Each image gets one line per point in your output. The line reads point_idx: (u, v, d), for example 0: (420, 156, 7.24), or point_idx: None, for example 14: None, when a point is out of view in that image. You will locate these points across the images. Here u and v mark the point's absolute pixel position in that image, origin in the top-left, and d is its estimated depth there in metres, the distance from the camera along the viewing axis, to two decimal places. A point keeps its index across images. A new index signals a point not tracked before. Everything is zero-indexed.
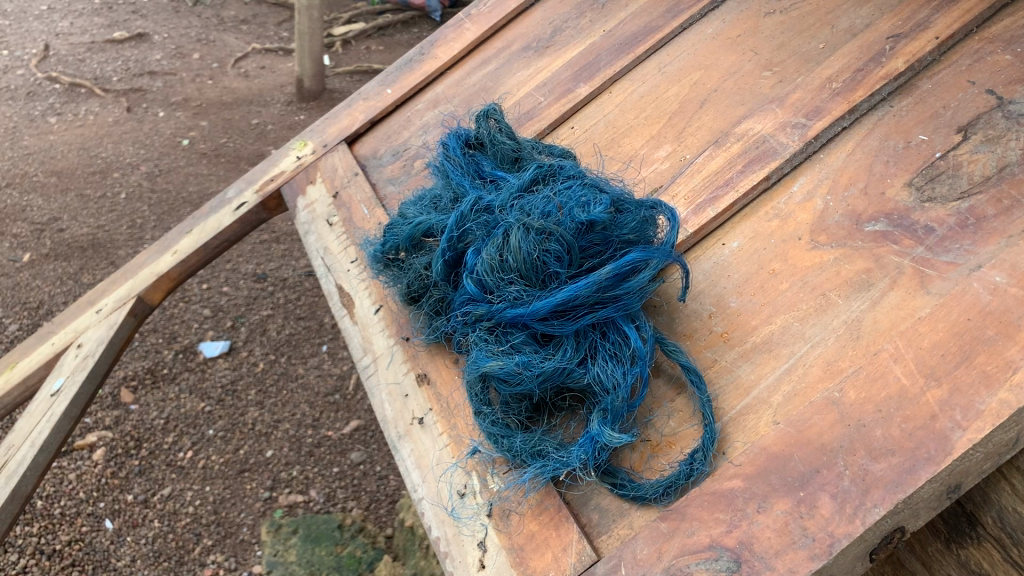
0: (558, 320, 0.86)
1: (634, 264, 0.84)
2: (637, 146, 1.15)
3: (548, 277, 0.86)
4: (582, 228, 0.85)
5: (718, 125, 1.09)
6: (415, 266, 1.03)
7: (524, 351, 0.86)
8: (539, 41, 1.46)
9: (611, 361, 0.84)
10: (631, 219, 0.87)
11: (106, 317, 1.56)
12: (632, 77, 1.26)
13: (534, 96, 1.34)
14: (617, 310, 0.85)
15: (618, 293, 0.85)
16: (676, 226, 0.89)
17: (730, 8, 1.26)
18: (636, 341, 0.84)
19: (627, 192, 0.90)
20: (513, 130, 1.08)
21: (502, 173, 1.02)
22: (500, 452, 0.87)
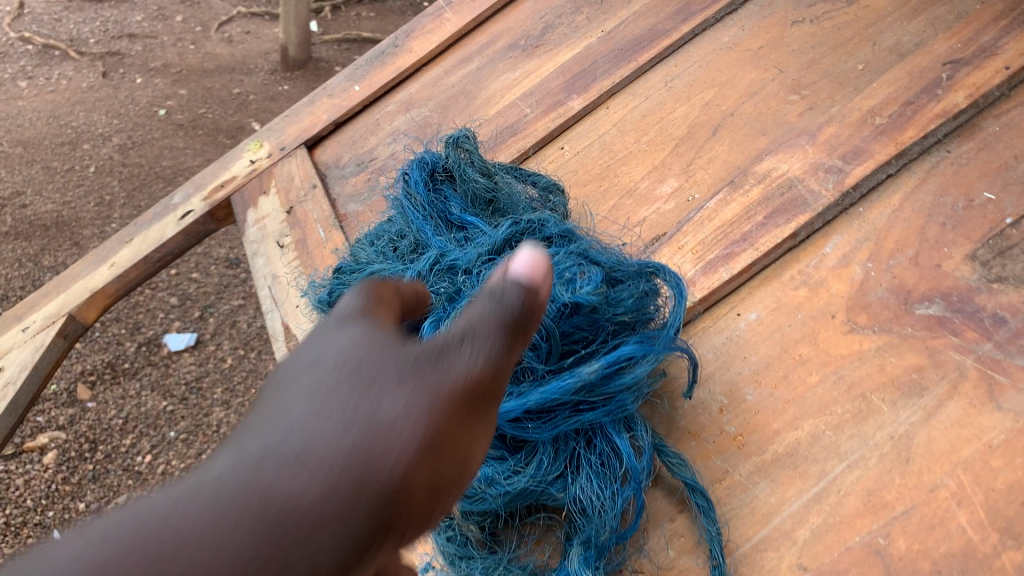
0: (533, 421, 0.68)
1: (630, 358, 0.66)
2: (637, 177, 0.97)
3: (521, 370, 0.69)
4: (567, 314, 0.67)
5: (734, 159, 0.92)
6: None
7: (488, 460, 0.69)
8: (527, 38, 1.27)
9: (599, 481, 0.67)
10: (628, 295, 0.69)
11: (33, 337, 1.38)
12: (634, 90, 1.08)
13: (520, 107, 1.15)
14: (607, 415, 0.68)
15: (610, 392, 0.67)
16: (683, 304, 0.72)
17: (751, 12, 1.07)
18: (630, 457, 0.67)
19: (627, 262, 0.72)
20: (488, 162, 0.90)
21: (473, 221, 0.85)
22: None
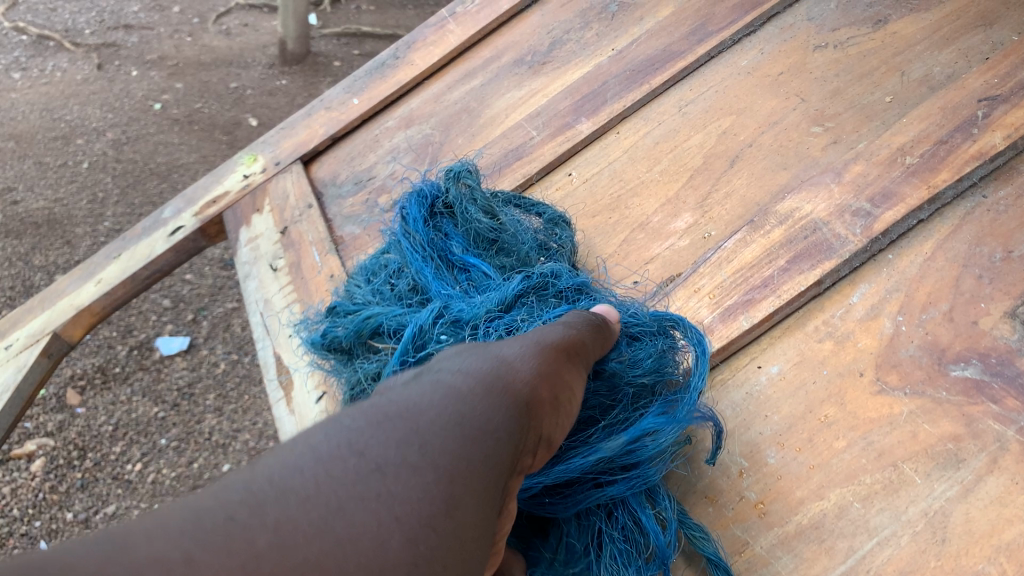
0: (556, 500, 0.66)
1: (651, 427, 0.63)
2: (649, 209, 0.91)
3: None
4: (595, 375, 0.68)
5: (754, 195, 0.87)
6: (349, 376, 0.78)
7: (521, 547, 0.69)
8: (534, 54, 1.22)
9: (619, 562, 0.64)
10: (646, 354, 0.69)
11: (15, 357, 1.33)
12: (646, 115, 1.02)
13: (526, 128, 1.10)
14: (630, 488, 0.64)
15: (631, 462, 0.64)
16: (705, 360, 0.68)
17: (770, 34, 1.01)
18: (657, 536, 0.63)
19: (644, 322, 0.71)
20: (491, 199, 0.86)
21: (477, 265, 0.81)
22: None
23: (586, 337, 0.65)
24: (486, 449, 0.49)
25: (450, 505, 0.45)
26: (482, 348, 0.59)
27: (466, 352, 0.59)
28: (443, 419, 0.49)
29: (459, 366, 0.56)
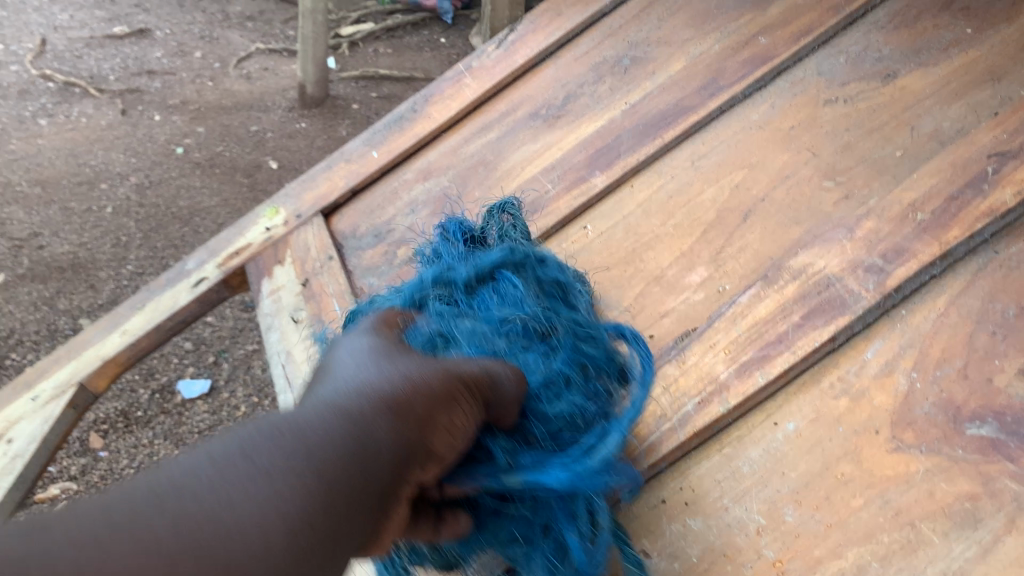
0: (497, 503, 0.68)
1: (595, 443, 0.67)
2: (664, 263, 0.93)
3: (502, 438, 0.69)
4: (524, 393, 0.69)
5: (767, 250, 0.88)
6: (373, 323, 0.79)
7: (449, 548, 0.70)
8: (549, 107, 1.24)
9: (547, 564, 0.70)
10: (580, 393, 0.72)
11: (42, 408, 1.31)
12: (659, 168, 1.04)
13: (541, 181, 1.12)
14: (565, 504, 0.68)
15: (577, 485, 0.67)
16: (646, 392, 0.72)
17: (781, 88, 1.03)
18: (577, 556, 0.67)
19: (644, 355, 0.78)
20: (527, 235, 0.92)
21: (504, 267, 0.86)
22: None
23: (502, 377, 0.64)
24: (366, 468, 0.51)
25: (308, 527, 0.47)
26: (385, 354, 0.59)
27: (370, 356, 0.59)
28: (320, 440, 0.50)
29: (353, 374, 0.57)
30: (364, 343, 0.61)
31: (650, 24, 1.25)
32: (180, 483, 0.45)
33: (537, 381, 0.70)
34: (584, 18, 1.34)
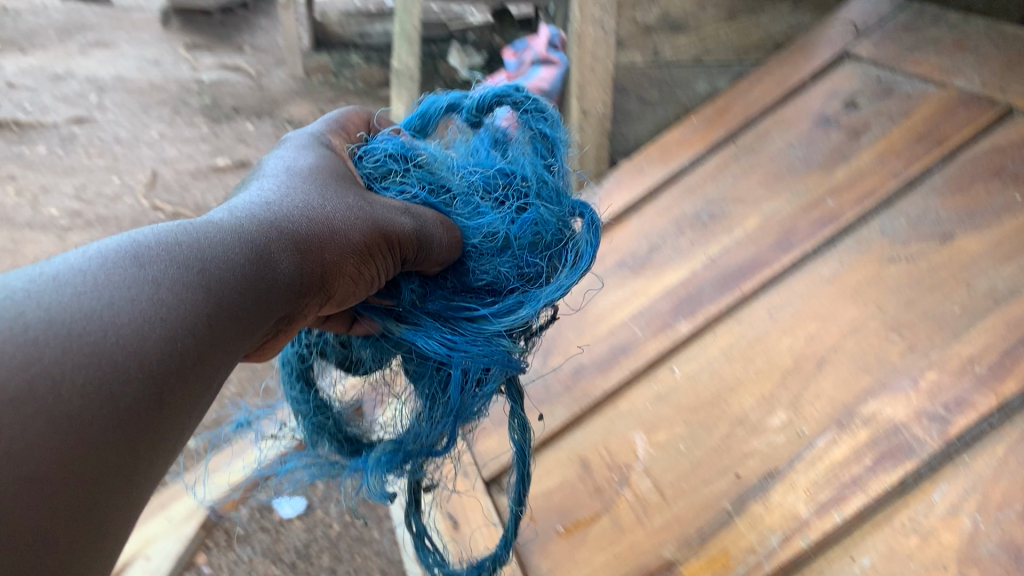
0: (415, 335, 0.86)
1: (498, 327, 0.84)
2: (747, 405, 1.03)
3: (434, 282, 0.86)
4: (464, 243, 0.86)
5: (841, 396, 0.97)
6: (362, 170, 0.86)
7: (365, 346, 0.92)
8: (635, 256, 1.36)
9: (430, 391, 0.89)
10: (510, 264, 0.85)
11: (177, 527, 1.46)
12: (738, 316, 1.15)
13: (630, 326, 1.24)
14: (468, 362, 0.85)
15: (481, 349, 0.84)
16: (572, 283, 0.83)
17: (849, 246, 1.14)
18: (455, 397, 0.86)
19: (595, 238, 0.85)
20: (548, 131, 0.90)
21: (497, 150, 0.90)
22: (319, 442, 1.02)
23: (431, 241, 0.80)
24: (264, 283, 0.63)
25: (214, 320, 0.57)
26: (316, 194, 0.73)
27: (302, 192, 0.73)
28: (250, 254, 0.63)
29: (284, 202, 0.71)
30: (299, 175, 0.75)
31: (726, 182, 1.38)
32: (75, 274, 0.51)
33: (476, 241, 0.85)
34: (665, 174, 1.47)
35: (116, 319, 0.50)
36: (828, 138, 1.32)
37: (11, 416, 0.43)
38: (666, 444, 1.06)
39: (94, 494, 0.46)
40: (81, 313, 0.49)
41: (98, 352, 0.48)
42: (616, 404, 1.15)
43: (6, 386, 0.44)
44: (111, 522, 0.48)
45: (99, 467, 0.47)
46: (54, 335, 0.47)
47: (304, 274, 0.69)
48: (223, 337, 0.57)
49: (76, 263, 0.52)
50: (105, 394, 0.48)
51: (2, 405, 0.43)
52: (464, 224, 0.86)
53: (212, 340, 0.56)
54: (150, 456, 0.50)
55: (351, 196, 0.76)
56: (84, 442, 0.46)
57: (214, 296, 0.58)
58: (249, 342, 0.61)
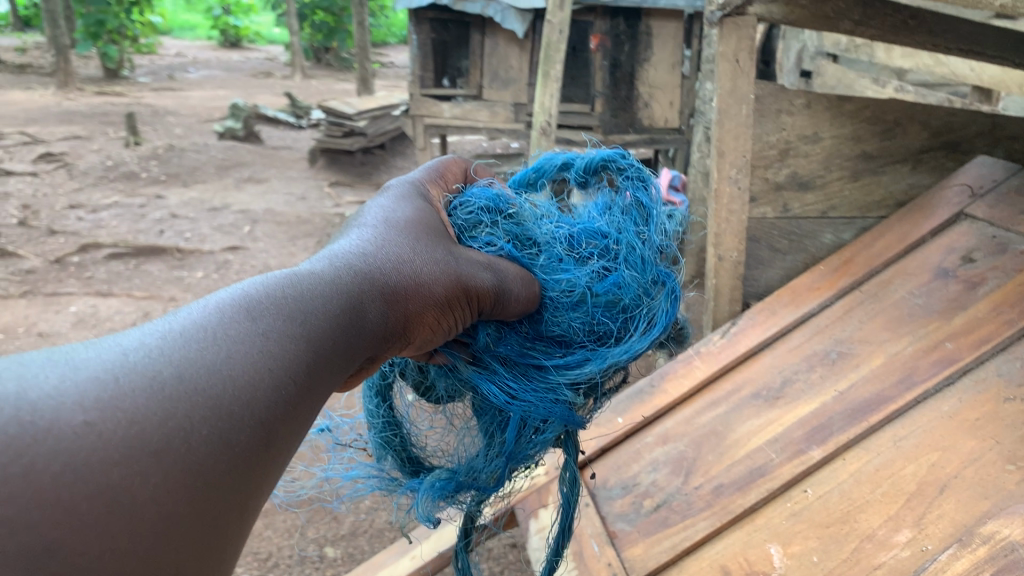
0: (500, 363, 1.13)
1: (574, 364, 1.13)
2: (874, 523, 1.17)
3: (522, 321, 1.14)
4: (543, 296, 1.14)
5: (961, 517, 1.10)
6: (454, 223, 1.14)
7: (447, 378, 1.19)
8: (768, 389, 1.52)
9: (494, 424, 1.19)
10: (585, 318, 1.15)
11: None
12: (866, 444, 1.29)
13: (766, 450, 1.39)
14: (541, 394, 1.12)
15: (553, 384, 1.13)
16: (643, 341, 1.14)
17: (966, 385, 1.28)
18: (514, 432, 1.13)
19: (669, 308, 1.17)
20: (635, 216, 1.22)
21: (589, 230, 1.20)
22: (387, 454, 1.29)
23: (507, 294, 1.07)
24: (343, 336, 0.87)
25: (303, 368, 0.80)
26: (400, 260, 0.98)
27: (377, 261, 0.97)
28: (337, 311, 0.87)
29: (363, 269, 0.94)
30: (381, 243, 0.99)
31: (853, 324, 1.54)
32: (200, 339, 0.74)
33: (561, 295, 1.14)
34: (796, 315, 1.64)
35: (229, 376, 0.73)
36: (946, 288, 1.48)
37: (153, 466, 0.64)
38: (800, 556, 1.20)
39: (214, 510, 0.67)
40: (200, 375, 0.71)
41: (212, 406, 0.70)
42: (754, 519, 1.29)
43: (150, 440, 0.65)
44: (227, 531, 0.69)
45: (218, 498, 0.68)
46: (181, 396, 0.68)
47: (376, 326, 0.93)
48: (308, 382, 0.79)
49: (198, 333, 0.75)
50: (216, 437, 0.69)
51: (148, 458, 0.64)
52: (547, 281, 1.15)
53: (299, 387, 0.78)
54: (252, 481, 0.71)
55: (418, 260, 0.99)
56: (202, 474, 0.67)
57: (300, 349, 0.80)
58: (336, 376, 0.85)
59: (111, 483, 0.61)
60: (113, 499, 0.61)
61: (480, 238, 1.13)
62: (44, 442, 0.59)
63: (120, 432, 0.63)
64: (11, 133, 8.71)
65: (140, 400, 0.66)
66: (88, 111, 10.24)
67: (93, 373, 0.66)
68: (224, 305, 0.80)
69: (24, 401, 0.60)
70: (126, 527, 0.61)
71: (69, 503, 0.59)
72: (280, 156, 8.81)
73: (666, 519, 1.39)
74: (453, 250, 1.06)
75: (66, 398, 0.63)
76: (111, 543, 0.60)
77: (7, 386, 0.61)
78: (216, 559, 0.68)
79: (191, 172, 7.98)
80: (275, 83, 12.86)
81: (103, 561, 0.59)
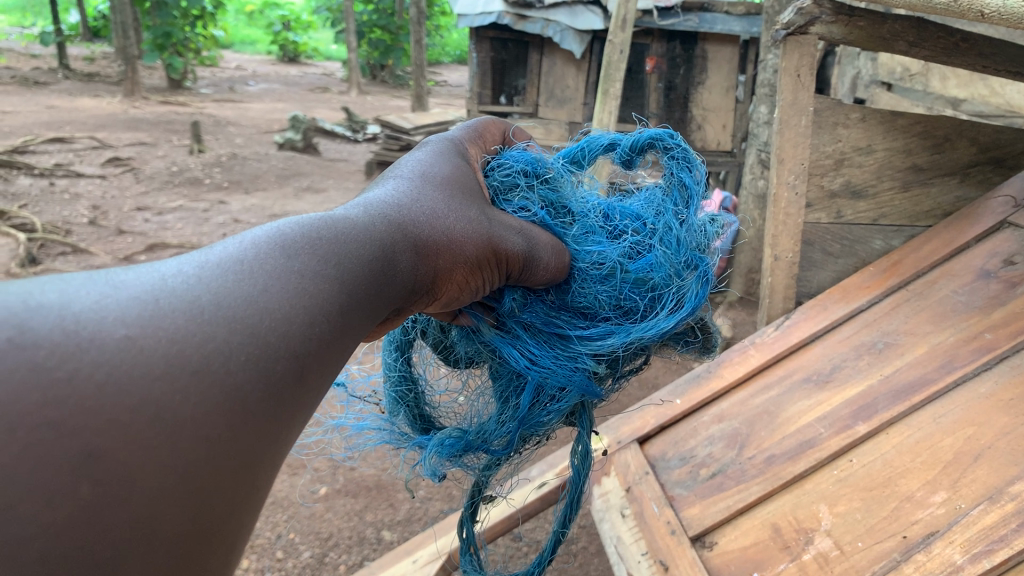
0: (523, 331, 1.17)
1: (595, 338, 1.17)
2: (913, 486, 1.30)
3: (551, 290, 1.18)
4: (573, 266, 1.18)
5: (993, 480, 1.23)
6: (490, 184, 1.18)
7: (471, 340, 1.23)
8: (818, 374, 1.66)
9: (511, 392, 1.23)
10: (613, 294, 1.18)
11: (421, 567, 1.85)
12: (908, 421, 1.42)
13: (816, 426, 1.52)
14: (559, 362, 1.16)
15: (574, 354, 1.17)
16: (671, 321, 1.15)
17: (1003, 369, 1.40)
18: (527, 398, 1.19)
19: (700, 290, 1.17)
20: (676, 202, 1.24)
21: (626, 213, 1.24)
22: (402, 410, 1.37)
23: (537, 260, 1.08)
24: (379, 283, 0.80)
25: (343, 310, 0.73)
26: (443, 215, 0.94)
27: (414, 211, 0.92)
28: (379, 256, 0.82)
29: (400, 217, 0.90)
30: (420, 194, 0.95)
31: (900, 319, 1.68)
32: (236, 265, 0.67)
33: (591, 269, 1.18)
34: (847, 311, 1.78)
35: (269, 306, 0.66)
36: (988, 287, 1.60)
37: (195, 386, 0.57)
38: (844, 514, 1.33)
39: (253, 443, 0.61)
40: (240, 301, 0.65)
41: (254, 334, 0.63)
42: (802, 484, 1.43)
43: (190, 360, 0.58)
44: (265, 468, 0.62)
45: (252, 431, 0.61)
46: (220, 320, 0.62)
47: (412, 276, 0.88)
48: (345, 324, 0.72)
49: (237, 259, 0.68)
50: (258, 365, 0.62)
51: (189, 377, 0.57)
52: (576, 251, 1.18)
53: (339, 326, 0.72)
54: (290, 419, 0.65)
55: (457, 215, 0.96)
56: (243, 402, 0.60)
57: (342, 289, 0.74)
58: (371, 323, 0.79)
59: (151, 398, 0.55)
60: (151, 416, 0.54)
61: (514, 202, 1.17)
62: (85, 350, 0.53)
63: (161, 349, 0.57)
64: (82, 137, 9.08)
65: (178, 318, 0.59)
66: (154, 119, 10.61)
67: (127, 288, 0.59)
68: (262, 234, 0.73)
69: (60, 308, 0.54)
70: (169, 447, 0.55)
71: (110, 413, 0.53)
72: (337, 168, 9.08)
73: (721, 484, 1.53)
74: (490, 212, 1.03)
75: (104, 309, 0.56)
76: (151, 462, 0.54)
77: (42, 293, 0.55)
78: (249, 498, 0.61)
79: (252, 179, 8.27)
80: (332, 98, 13.20)
81: (145, 479, 0.53)
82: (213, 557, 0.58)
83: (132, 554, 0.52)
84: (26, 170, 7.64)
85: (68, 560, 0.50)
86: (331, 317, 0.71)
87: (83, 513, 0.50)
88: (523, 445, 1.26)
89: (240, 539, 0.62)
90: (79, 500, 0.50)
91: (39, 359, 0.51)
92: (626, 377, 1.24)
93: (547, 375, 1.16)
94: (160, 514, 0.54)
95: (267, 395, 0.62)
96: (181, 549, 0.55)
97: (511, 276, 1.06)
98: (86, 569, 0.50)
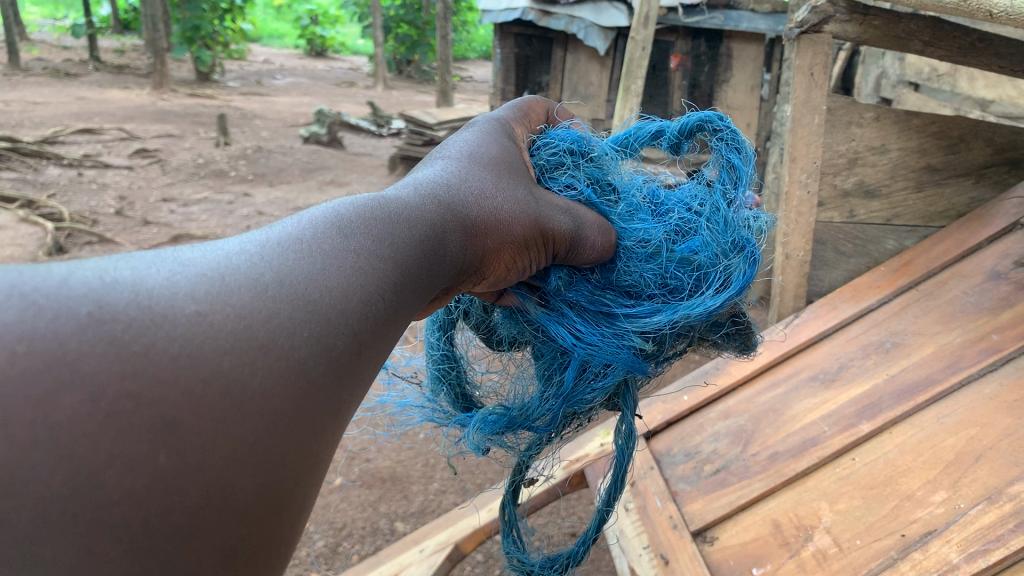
0: (569, 309, 1.16)
1: (641, 317, 1.15)
2: (914, 486, 1.30)
3: (595, 269, 1.17)
4: (618, 244, 1.17)
5: (993, 480, 1.23)
6: (536, 163, 1.18)
7: (515, 319, 1.23)
8: (825, 373, 1.66)
9: (554, 371, 1.23)
10: (660, 274, 1.17)
11: (427, 556, 1.87)
12: (912, 420, 1.42)
13: (819, 424, 1.53)
14: (604, 340, 1.15)
15: (619, 331, 1.16)
16: (719, 299, 1.12)
17: (1009, 371, 1.40)
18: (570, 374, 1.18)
19: (747, 270, 1.14)
20: (724, 186, 1.22)
21: (672, 197, 1.24)
22: (443, 390, 1.38)
23: (584, 243, 1.08)
24: (431, 262, 0.81)
25: (397, 288, 0.73)
26: (492, 197, 0.94)
27: (461, 193, 0.92)
28: (428, 236, 0.82)
29: (447, 199, 0.89)
30: (468, 175, 0.95)
31: (909, 318, 1.68)
32: (292, 245, 0.67)
33: (638, 249, 1.17)
34: (856, 310, 1.79)
35: (328, 283, 0.66)
36: (998, 288, 1.60)
37: (262, 360, 0.57)
38: (845, 512, 1.34)
39: (320, 415, 0.60)
40: (301, 279, 0.64)
41: (316, 309, 0.63)
42: (805, 481, 1.43)
43: (258, 336, 0.58)
44: (330, 441, 0.61)
45: (318, 405, 0.60)
46: (285, 296, 0.62)
47: (460, 256, 0.89)
48: (400, 301, 0.72)
49: (297, 240, 0.68)
50: (321, 342, 0.62)
51: (256, 352, 0.57)
52: (622, 229, 1.18)
53: (394, 305, 0.71)
54: (353, 395, 0.64)
55: (505, 196, 0.96)
56: (309, 375, 0.60)
57: (396, 269, 0.74)
58: (423, 302, 0.79)
59: (223, 371, 0.55)
60: (223, 389, 0.54)
61: (560, 179, 1.17)
62: (159, 325, 0.53)
63: (229, 325, 0.57)
64: (111, 129, 9.20)
65: (244, 295, 0.59)
66: (180, 111, 10.71)
67: (194, 266, 0.59)
68: (315, 214, 0.73)
69: (133, 284, 0.55)
70: (239, 420, 0.55)
71: (184, 385, 0.53)
72: (361, 162, 9.12)
73: (724, 479, 1.54)
74: (537, 192, 1.03)
75: (174, 285, 0.57)
76: (223, 432, 0.53)
77: (116, 271, 0.55)
78: (316, 470, 0.60)
79: (275, 172, 8.32)
80: (358, 92, 13.24)
81: (218, 451, 0.53)
82: (282, 526, 0.57)
83: (206, 525, 0.52)
84: (55, 160, 7.73)
85: (146, 527, 0.49)
86: (386, 296, 0.70)
87: (161, 480, 0.50)
88: (569, 423, 1.26)
89: (307, 512, 0.61)
90: (156, 467, 0.50)
91: (117, 333, 0.51)
92: (669, 361, 1.23)
93: (594, 351, 1.16)
94: (233, 485, 0.53)
95: (331, 370, 0.62)
96: (253, 517, 0.55)
97: (557, 256, 1.06)
98: (165, 534, 0.50)
